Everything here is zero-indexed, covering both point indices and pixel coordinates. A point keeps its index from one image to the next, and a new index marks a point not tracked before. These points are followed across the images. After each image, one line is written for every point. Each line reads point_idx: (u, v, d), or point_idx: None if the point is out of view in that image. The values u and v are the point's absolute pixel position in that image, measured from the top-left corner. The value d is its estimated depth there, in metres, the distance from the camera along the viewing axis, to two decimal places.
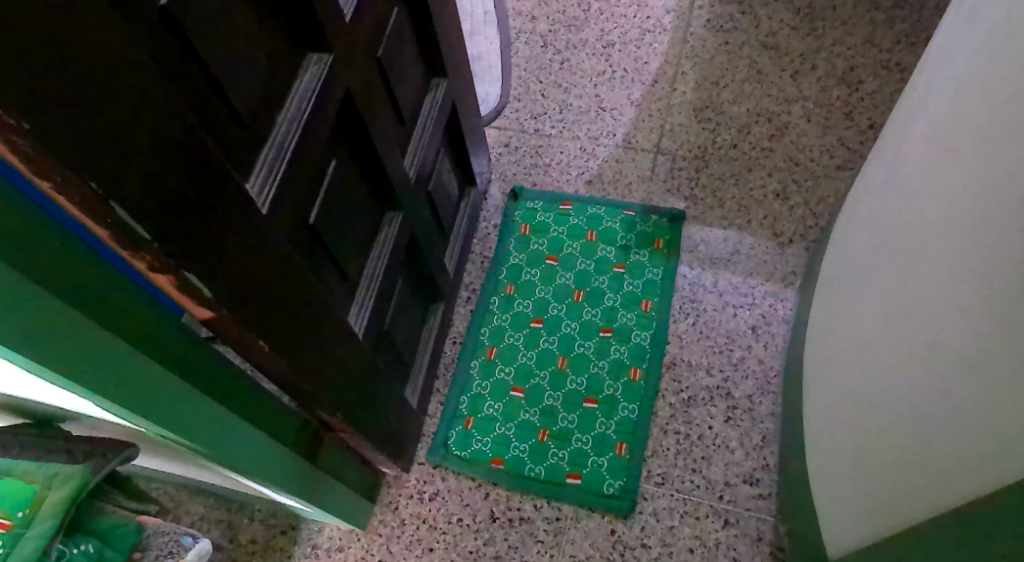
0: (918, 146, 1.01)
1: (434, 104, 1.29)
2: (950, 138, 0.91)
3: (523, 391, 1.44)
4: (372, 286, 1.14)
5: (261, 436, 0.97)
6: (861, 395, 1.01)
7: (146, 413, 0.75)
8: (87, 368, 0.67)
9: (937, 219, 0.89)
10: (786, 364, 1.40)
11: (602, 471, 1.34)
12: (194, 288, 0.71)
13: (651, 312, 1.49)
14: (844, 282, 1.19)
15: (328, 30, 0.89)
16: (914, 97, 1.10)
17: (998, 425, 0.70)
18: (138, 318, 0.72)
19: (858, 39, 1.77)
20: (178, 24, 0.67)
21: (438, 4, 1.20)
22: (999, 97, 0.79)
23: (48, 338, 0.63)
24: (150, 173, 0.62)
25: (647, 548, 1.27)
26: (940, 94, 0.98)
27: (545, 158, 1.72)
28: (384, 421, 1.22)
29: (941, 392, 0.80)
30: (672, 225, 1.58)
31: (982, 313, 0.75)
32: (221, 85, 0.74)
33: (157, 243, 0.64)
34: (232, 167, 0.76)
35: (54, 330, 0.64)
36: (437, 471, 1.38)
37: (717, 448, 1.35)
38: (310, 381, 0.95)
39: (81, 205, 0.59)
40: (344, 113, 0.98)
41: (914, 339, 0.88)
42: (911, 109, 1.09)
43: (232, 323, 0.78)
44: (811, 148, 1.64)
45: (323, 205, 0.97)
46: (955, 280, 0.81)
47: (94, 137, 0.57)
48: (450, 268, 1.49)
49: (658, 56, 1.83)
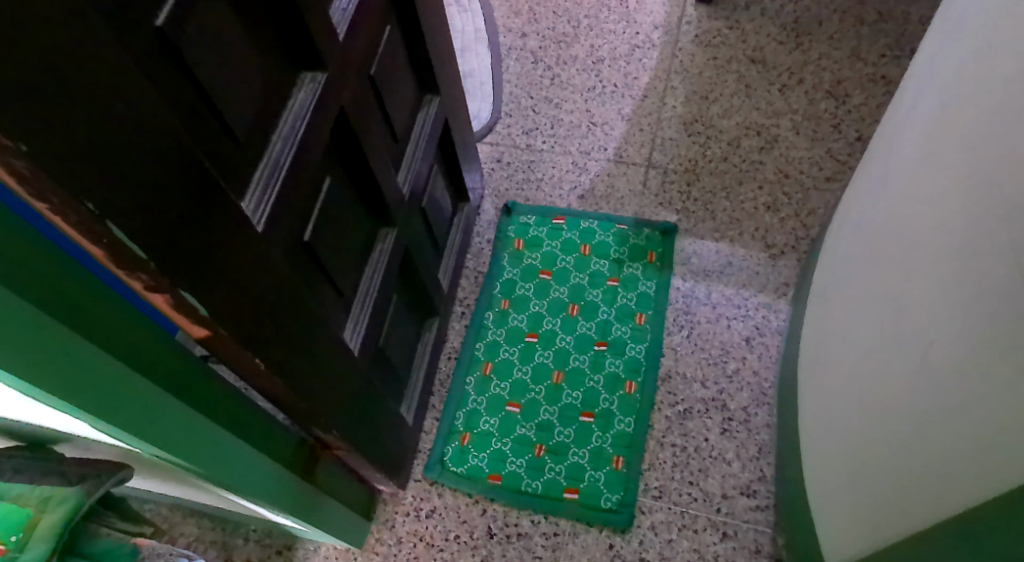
0: (907, 156, 1.02)
1: (427, 119, 1.30)
2: (938, 149, 0.92)
3: (521, 405, 1.43)
4: (369, 304, 1.14)
5: (257, 454, 0.97)
6: (856, 405, 1.01)
7: (142, 433, 0.75)
8: (81, 387, 0.67)
9: (927, 227, 0.90)
10: (781, 376, 1.40)
11: (600, 485, 1.34)
12: (189, 306, 0.71)
13: (646, 325, 1.49)
14: (837, 291, 1.20)
15: (322, 50, 0.90)
16: (901, 109, 1.12)
17: (995, 431, 0.70)
18: (134, 338, 0.72)
19: (844, 53, 1.80)
20: (173, 45, 0.67)
21: (430, 21, 1.21)
22: (985, 108, 0.81)
23: (43, 357, 0.63)
24: (145, 191, 0.62)
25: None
26: (927, 105, 0.99)
27: (537, 172, 1.72)
28: (381, 438, 1.22)
29: (934, 402, 0.81)
30: (664, 238, 1.59)
31: (973, 324, 0.75)
32: (216, 104, 0.74)
33: (154, 263, 0.64)
34: (230, 187, 0.77)
35: (49, 348, 0.63)
36: (434, 488, 1.38)
37: (715, 461, 1.35)
38: (306, 400, 0.94)
39: (77, 225, 0.59)
40: (338, 131, 0.98)
41: (907, 347, 0.89)
42: (899, 119, 1.11)
43: (228, 341, 0.78)
44: (800, 160, 1.66)
45: (318, 223, 0.97)
46: (947, 289, 0.82)
47: (90, 155, 0.57)
48: (444, 283, 1.49)
49: (648, 71, 1.84)
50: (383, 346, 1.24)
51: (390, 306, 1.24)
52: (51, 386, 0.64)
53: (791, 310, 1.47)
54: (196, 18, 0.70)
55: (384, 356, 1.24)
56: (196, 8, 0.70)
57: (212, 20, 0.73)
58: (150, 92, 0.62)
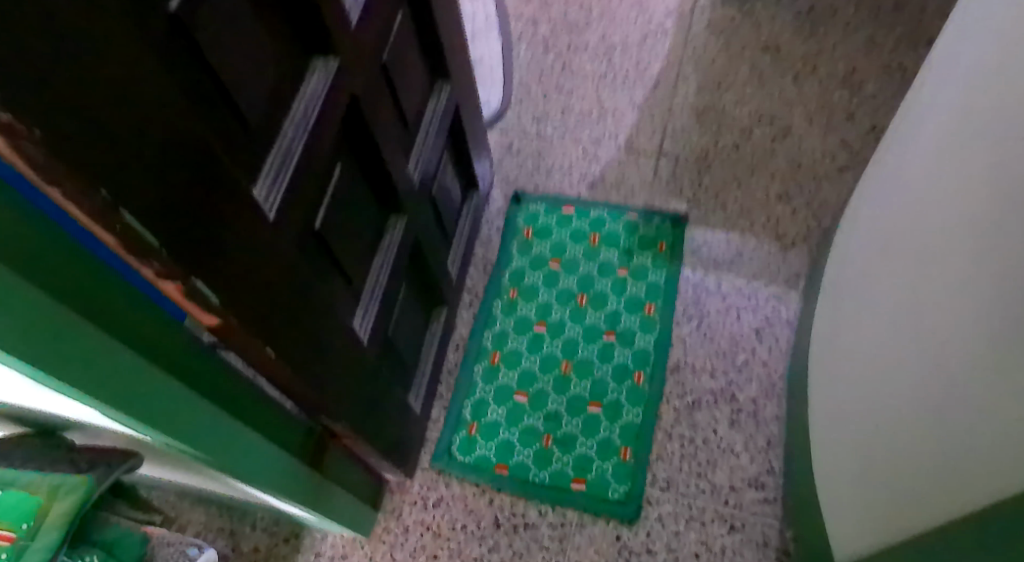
0: (925, 148, 1.00)
1: (438, 106, 1.29)
2: (959, 141, 0.90)
3: (529, 395, 1.43)
4: (379, 293, 1.13)
5: (264, 441, 0.96)
6: (868, 397, 1.01)
7: (149, 420, 0.75)
8: (92, 377, 0.67)
9: (944, 222, 0.88)
10: (790, 368, 1.40)
11: (607, 476, 1.34)
12: (202, 296, 0.69)
13: (655, 316, 1.48)
14: (850, 285, 1.18)
15: (334, 36, 0.89)
16: (919, 100, 1.10)
17: (1008, 434, 0.69)
18: (145, 327, 0.72)
19: (859, 42, 1.77)
20: (187, 31, 0.66)
21: (442, 6, 1.20)
22: (1007, 101, 0.79)
23: (55, 347, 0.62)
24: (156, 180, 0.61)
25: (654, 553, 1.27)
26: (947, 96, 0.98)
27: (547, 161, 1.71)
28: (389, 428, 1.22)
29: (948, 400, 0.80)
30: (675, 229, 1.58)
31: (991, 322, 0.74)
32: (228, 90, 0.73)
33: (165, 249, 0.63)
34: (242, 175, 0.76)
35: (62, 338, 0.63)
36: (441, 478, 1.38)
37: (724, 453, 1.34)
38: (315, 390, 0.94)
39: (89, 213, 0.57)
40: (349, 118, 0.97)
41: (921, 342, 0.88)
42: (917, 110, 1.09)
43: (239, 332, 0.77)
44: (813, 151, 1.64)
45: (329, 212, 0.96)
46: (962, 285, 0.81)
47: (103, 141, 0.56)
48: (452, 272, 1.49)
49: (660, 58, 1.82)
50: (393, 335, 1.23)
51: (400, 295, 1.24)
52: (59, 372, 0.64)
53: (802, 302, 1.45)
54: (209, 4, 0.69)
55: (393, 345, 1.24)
56: None
57: (225, 6, 0.72)
58: (160, 78, 0.61)
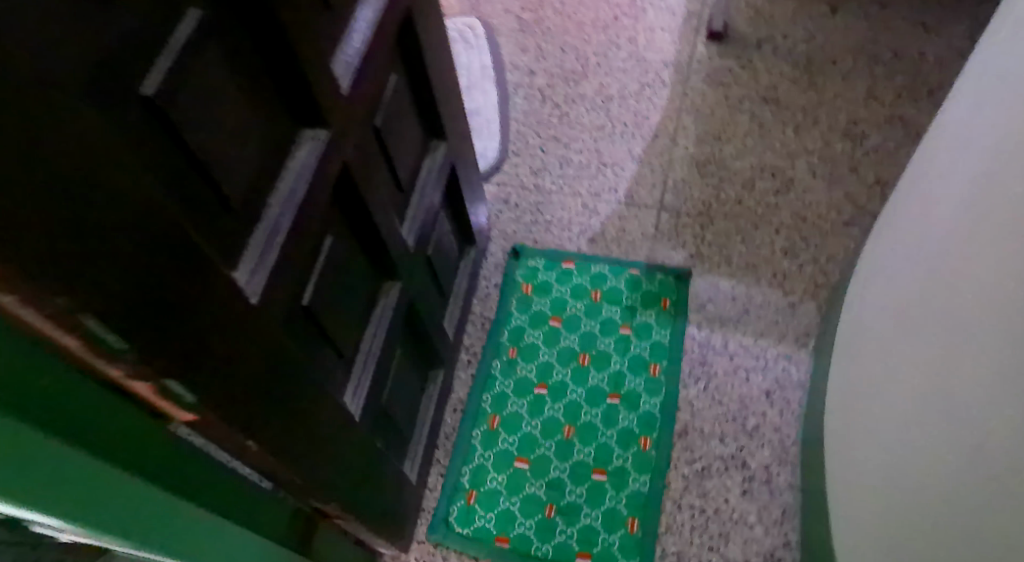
0: (940, 208, 0.95)
1: (434, 165, 1.26)
2: (973, 204, 0.85)
3: (530, 461, 1.37)
4: (372, 361, 1.08)
5: (248, 531, 0.89)
6: (878, 469, 0.95)
7: (120, 529, 0.67)
8: (62, 496, 0.59)
9: (958, 291, 0.83)
10: (803, 432, 1.34)
11: (613, 549, 1.27)
12: (175, 393, 0.65)
13: (660, 377, 1.43)
14: (863, 345, 1.13)
15: (326, 102, 0.85)
16: (932, 153, 1.05)
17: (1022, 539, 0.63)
18: (125, 432, 0.64)
19: (860, 93, 1.75)
20: (165, 110, 0.61)
21: (437, 64, 1.16)
22: None
23: (24, 472, 0.55)
24: (128, 275, 0.55)
25: None
26: (962, 155, 0.92)
27: (546, 214, 1.67)
28: (383, 502, 1.15)
29: (955, 486, 0.75)
30: (678, 284, 1.53)
31: (1002, 409, 0.69)
32: (206, 167, 0.68)
33: (133, 347, 0.57)
34: (218, 252, 0.71)
35: (30, 465, 0.55)
36: (437, 551, 1.30)
37: (737, 524, 1.28)
38: (302, 473, 0.88)
39: (48, 316, 0.51)
40: (342, 184, 0.93)
41: (930, 415, 0.83)
42: (931, 164, 1.04)
43: (217, 424, 0.71)
44: (817, 204, 1.60)
45: (319, 282, 0.91)
46: (978, 365, 0.75)
47: (56, 236, 0.48)
48: (450, 332, 1.43)
49: (658, 110, 1.80)
50: (387, 403, 1.17)
51: (394, 361, 1.18)
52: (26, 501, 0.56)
53: (812, 362, 1.40)
54: (191, 79, 0.65)
55: (387, 414, 1.18)
56: (192, 67, 0.65)
57: (208, 78, 0.67)
58: (128, 158, 0.54)
